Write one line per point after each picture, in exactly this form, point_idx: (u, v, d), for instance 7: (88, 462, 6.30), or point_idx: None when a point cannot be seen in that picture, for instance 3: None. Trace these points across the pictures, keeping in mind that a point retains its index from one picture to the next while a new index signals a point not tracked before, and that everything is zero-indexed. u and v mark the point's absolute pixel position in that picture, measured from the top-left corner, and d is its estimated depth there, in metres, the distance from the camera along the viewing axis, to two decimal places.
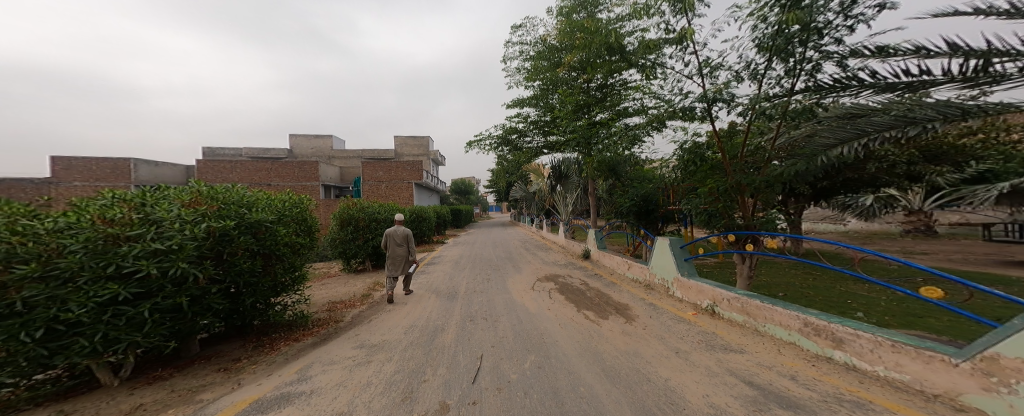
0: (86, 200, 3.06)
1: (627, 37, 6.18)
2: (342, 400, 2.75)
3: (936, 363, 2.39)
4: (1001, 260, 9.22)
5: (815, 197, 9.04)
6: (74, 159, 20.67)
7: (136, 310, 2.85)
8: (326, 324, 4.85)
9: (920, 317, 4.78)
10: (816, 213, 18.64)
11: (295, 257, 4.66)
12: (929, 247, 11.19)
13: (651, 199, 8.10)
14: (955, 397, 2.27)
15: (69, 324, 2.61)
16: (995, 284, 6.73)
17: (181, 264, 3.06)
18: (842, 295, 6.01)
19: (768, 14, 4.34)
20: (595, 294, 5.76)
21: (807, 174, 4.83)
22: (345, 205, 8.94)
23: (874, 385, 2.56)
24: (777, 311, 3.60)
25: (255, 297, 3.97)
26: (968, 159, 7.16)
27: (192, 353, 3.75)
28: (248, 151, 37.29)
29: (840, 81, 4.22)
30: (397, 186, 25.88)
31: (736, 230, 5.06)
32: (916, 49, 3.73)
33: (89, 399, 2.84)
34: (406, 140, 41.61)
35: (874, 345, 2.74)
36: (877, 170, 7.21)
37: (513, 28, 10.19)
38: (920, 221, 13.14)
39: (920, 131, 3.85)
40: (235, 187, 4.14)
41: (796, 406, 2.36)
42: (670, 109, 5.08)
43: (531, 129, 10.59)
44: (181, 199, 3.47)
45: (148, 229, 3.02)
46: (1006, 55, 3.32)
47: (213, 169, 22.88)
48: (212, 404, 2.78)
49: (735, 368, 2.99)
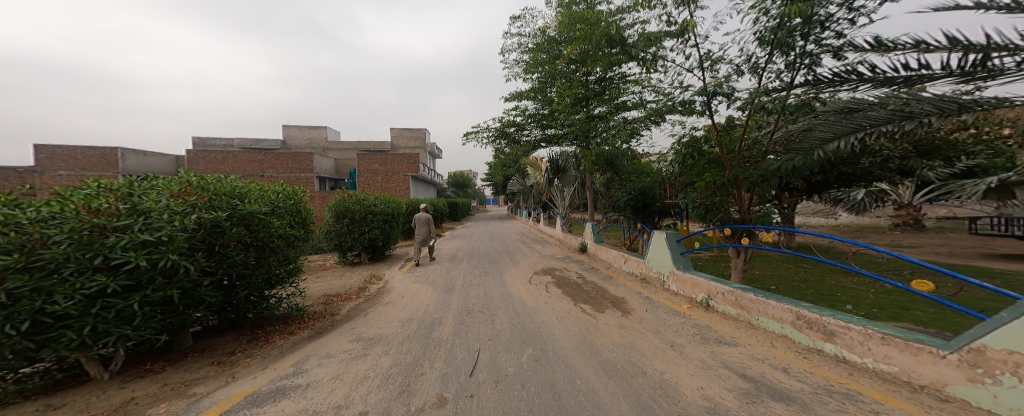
0: (70, 189, 2.96)
1: (627, 29, 6.12)
2: (339, 393, 2.74)
3: (925, 355, 2.43)
4: (986, 253, 9.47)
5: (809, 191, 9.10)
6: (59, 147, 20.11)
7: (125, 303, 2.80)
8: (321, 317, 4.81)
9: (908, 310, 4.88)
10: (808, 207, 18.83)
11: (289, 249, 4.61)
12: (917, 241, 11.44)
13: (648, 193, 7.96)
14: (940, 388, 2.33)
15: (57, 317, 2.57)
16: (981, 276, 6.91)
17: (172, 255, 3.00)
18: (833, 288, 6.12)
19: (769, 6, 4.31)
20: (591, 287, 5.80)
21: (804, 167, 4.89)
22: (340, 197, 8.84)
23: (863, 376, 2.62)
24: (770, 304, 3.65)
25: (249, 290, 3.93)
26: (959, 154, 7.39)
27: (185, 347, 3.72)
28: (240, 143, 36.77)
29: (839, 75, 4.21)
30: (393, 178, 25.68)
31: (732, 224, 5.14)
32: (916, 43, 3.73)
33: (79, 392, 2.80)
34: (401, 131, 41.19)
35: (864, 338, 2.79)
36: (870, 165, 7.28)
37: (511, 19, 10.07)
38: (909, 215, 13.33)
39: (916, 125, 3.87)
40: (227, 178, 4.05)
41: (787, 398, 2.40)
42: (669, 103, 5.04)
43: (529, 122, 10.51)
44: (170, 189, 3.38)
45: (136, 220, 2.96)
46: (1004, 49, 3.34)
47: (204, 160, 22.45)
48: (206, 398, 2.76)
49: (729, 361, 3.03)
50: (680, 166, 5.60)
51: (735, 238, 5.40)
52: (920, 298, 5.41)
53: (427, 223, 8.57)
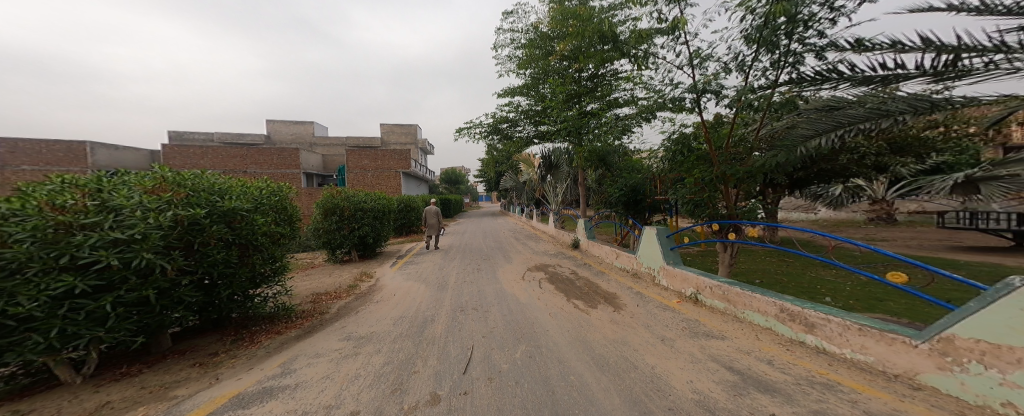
0: (33, 185, 2.79)
1: (620, 26, 6.14)
2: (329, 393, 2.70)
3: (899, 344, 2.54)
4: (951, 245, 10.00)
5: (791, 187, 9.23)
6: (22, 141, 18.85)
7: (96, 303, 2.67)
8: (310, 316, 4.74)
9: (882, 301, 5.11)
10: (790, 202, 19.49)
11: (274, 247, 4.48)
12: (889, 234, 11.98)
13: (639, 189, 8.09)
14: (913, 377, 2.44)
15: (21, 319, 2.45)
16: (949, 268, 7.29)
17: (146, 254, 2.88)
18: (813, 281, 6.34)
19: (756, 5, 4.38)
20: (582, 283, 5.86)
21: (788, 164, 5.00)
22: (329, 193, 8.64)
23: (842, 367, 2.73)
24: (756, 297, 3.75)
25: (232, 289, 3.81)
26: (931, 151, 7.74)
27: (164, 348, 3.60)
28: (221, 137, 35.52)
29: (821, 73, 4.31)
30: (382, 174, 25.24)
31: (720, 219, 5.26)
32: (892, 43, 3.85)
33: (49, 397, 2.69)
34: (391, 127, 40.56)
35: (843, 329, 2.91)
36: (849, 162, 7.51)
37: (504, 14, 9.98)
38: (882, 210, 13.99)
39: (893, 123, 3.98)
40: (206, 174, 3.89)
41: (772, 390, 2.48)
42: (660, 100, 5.09)
43: (521, 118, 10.50)
44: (143, 185, 3.24)
45: (106, 217, 2.82)
46: (974, 50, 3.48)
47: (181, 155, 21.46)
48: (188, 400, 2.68)
49: (717, 354, 3.11)
50: (669, 162, 5.68)
51: (722, 233, 5.51)
52: (894, 290, 5.67)
53: (438, 217, 10.08)
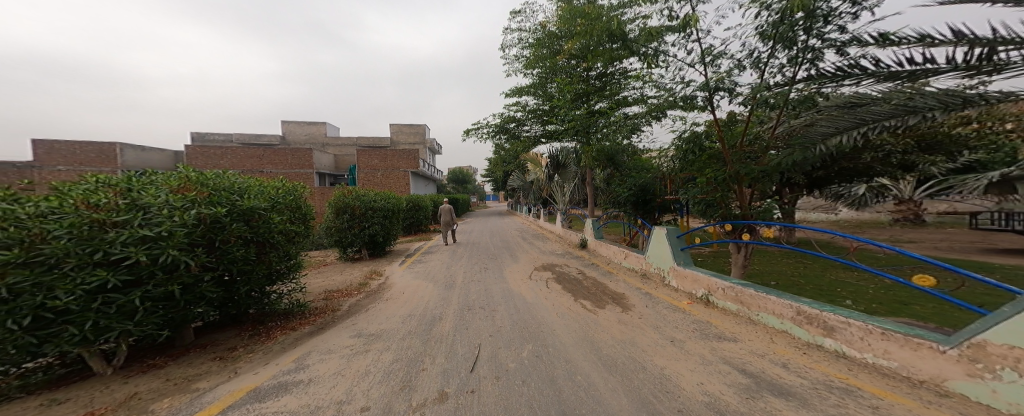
0: (69, 184, 2.92)
1: (629, 24, 6.06)
2: (340, 388, 2.76)
3: (925, 350, 2.44)
4: (984, 248, 9.51)
5: (809, 187, 8.91)
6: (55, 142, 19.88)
7: (126, 298, 2.80)
8: (322, 313, 4.84)
9: (907, 305, 4.90)
10: (808, 202, 18.94)
11: (289, 245, 4.61)
12: (916, 235, 11.50)
13: (649, 188, 7.98)
14: (940, 383, 2.33)
15: (58, 312, 2.57)
16: (980, 271, 6.94)
17: (172, 251, 2.99)
18: (833, 283, 6.12)
19: (771, 1, 4.27)
20: (592, 283, 5.82)
21: (806, 162, 4.83)
22: (341, 193, 8.83)
23: (862, 372, 2.62)
24: (770, 299, 3.65)
25: (249, 286, 3.93)
26: (963, 150, 7.43)
27: (187, 342, 3.74)
28: (240, 138, 36.70)
29: (842, 69, 4.16)
30: (393, 174, 25.63)
31: (733, 219, 5.16)
32: (920, 37, 3.69)
33: (82, 387, 2.82)
34: (402, 127, 41.13)
35: (864, 333, 2.80)
36: (872, 160, 7.20)
37: (511, 14, 9.97)
38: (909, 210, 13.43)
39: (920, 120, 3.78)
40: (226, 174, 4.02)
41: (787, 394, 2.41)
42: (670, 98, 5.02)
43: (529, 118, 10.49)
44: (169, 185, 3.38)
45: (135, 215, 2.95)
46: (1010, 42, 3.30)
47: (202, 155, 22.27)
48: (209, 392, 2.78)
49: (729, 357, 3.04)
50: (681, 161, 5.58)
51: (735, 233, 5.37)
52: (920, 294, 5.42)
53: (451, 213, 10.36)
